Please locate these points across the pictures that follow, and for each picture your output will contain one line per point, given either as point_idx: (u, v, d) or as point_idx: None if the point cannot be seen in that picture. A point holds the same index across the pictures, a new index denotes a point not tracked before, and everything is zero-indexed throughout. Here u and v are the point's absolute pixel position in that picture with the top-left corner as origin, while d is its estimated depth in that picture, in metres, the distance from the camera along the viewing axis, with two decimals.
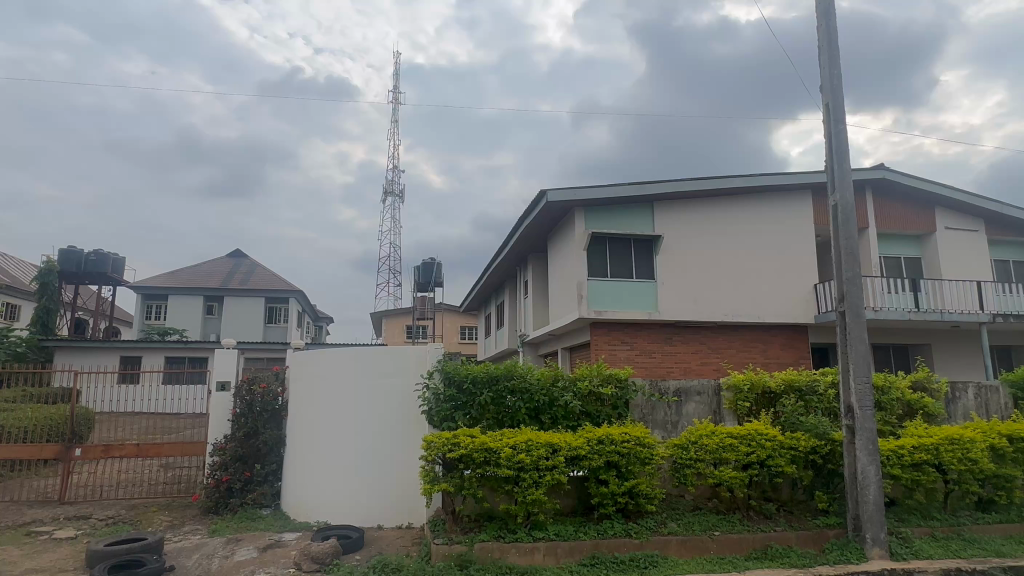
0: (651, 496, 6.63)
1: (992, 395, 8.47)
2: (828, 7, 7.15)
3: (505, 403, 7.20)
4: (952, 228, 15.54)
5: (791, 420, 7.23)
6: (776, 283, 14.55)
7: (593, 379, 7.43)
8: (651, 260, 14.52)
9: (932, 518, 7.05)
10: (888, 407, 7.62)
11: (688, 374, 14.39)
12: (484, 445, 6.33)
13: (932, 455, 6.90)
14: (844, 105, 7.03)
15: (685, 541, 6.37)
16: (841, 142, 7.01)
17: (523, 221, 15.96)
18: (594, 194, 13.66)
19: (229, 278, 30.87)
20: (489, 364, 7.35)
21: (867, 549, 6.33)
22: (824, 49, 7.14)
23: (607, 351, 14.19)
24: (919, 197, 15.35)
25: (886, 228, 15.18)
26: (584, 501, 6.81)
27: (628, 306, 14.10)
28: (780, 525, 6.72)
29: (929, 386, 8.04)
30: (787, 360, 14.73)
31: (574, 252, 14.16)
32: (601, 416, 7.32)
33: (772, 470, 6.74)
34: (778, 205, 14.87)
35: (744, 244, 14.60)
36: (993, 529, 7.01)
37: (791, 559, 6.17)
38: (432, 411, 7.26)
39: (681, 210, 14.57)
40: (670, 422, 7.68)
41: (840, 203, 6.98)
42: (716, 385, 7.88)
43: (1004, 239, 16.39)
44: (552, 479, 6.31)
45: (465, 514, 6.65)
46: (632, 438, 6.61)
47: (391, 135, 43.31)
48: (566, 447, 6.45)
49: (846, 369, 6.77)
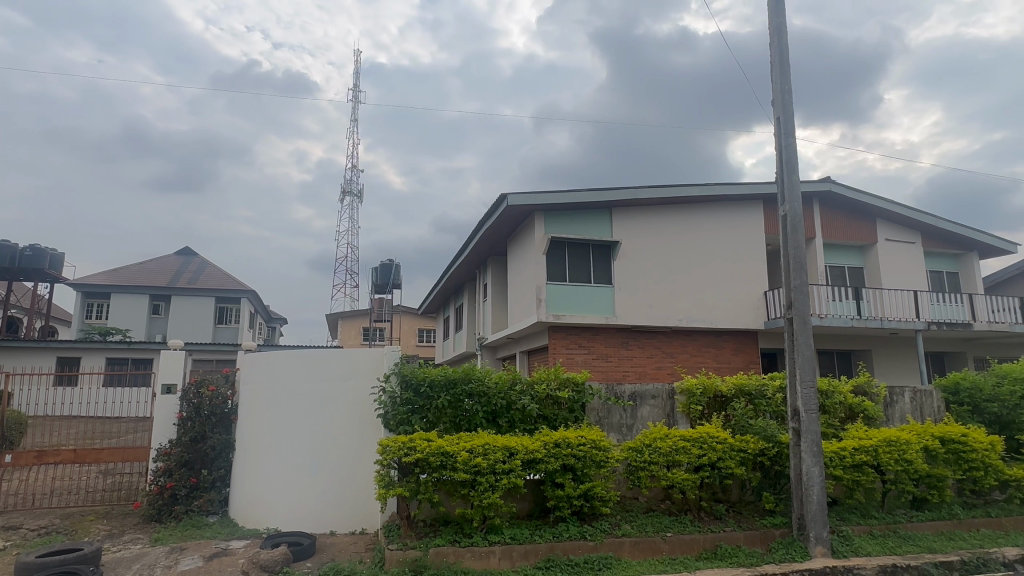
0: (605, 499, 6.71)
1: (925, 399, 8.94)
2: (780, 25, 7.42)
3: (462, 407, 7.19)
4: (892, 239, 16.32)
5: (741, 423, 7.46)
6: (728, 289, 14.95)
7: (551, 383, 7.47)
8: (609, 265, 14.74)
9: (871, 516, 7.37)
10: (831, 411, 7.94)
11: (644, 378, 14.62)
12: (440, 449, 6.29)
13: (871, 457, 7.23)
14: (793, 120, 7.31)
15: (639, 543, 6.46)
16: (791, 155, 7.27)
17: (483, 224, 15.97)
18: (554, 199, 13.79)
19: (178, 277, 29.75)
20: (446, 367, 7.31)
21: (811, 547, 6.56)
22: (776, 64, 7.40)
23: (564, 355, 14.33)
24: (861, 209, 16.08)
25: (832, 238, 15.83)
26: (540, 504, 6.86)
27: (587, 311, 14.26)
28: (730, 525, 6.92)
29: (869, 390, 8.40)
30: (738, 364, 15.15)
31: (534, 257, 14.28)
32: (558, 419, 7.37)
33: (722, 472, 6.93)
34: (731, 214, 15.31)
35: (699, 251, 14.96)
36: (926, 526, 7.38)
37: (739, 559, 6.34)
38: (388, 414, 7.16)
39: (638, 217, 14.85)
40: (625, 425, 7.80)
41: (789, 213, 7.23)
42: (670, 389, 8.03)
43: (939, 251, 17.32)
44: (508, 482, 6.32)
45: (420, 519, 6.61)
46: (587, 441, 6.68)
47: (350, 134, 42.72)
48: (522, 451, 6.47)
49: (793, 373, 7.01)
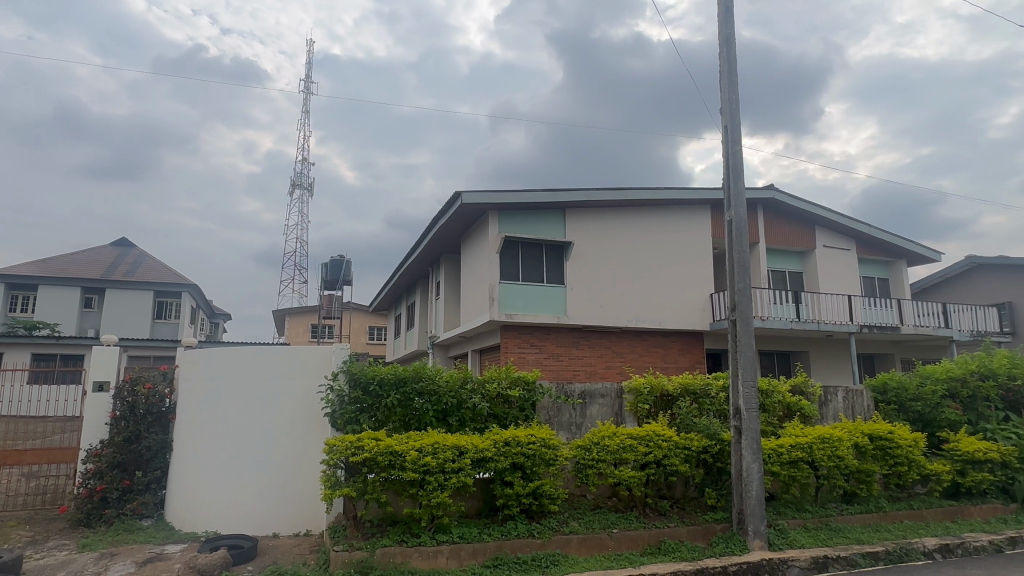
0: (554, 496, 6.78)
1: (857, 398, 9.41)
2: (730, 36, 7.66)
3: (412, 406, 7.12)
4: (829, 246, 17.11)
5: (686, 421, 7.67)
6: (676, 291, 15.34)
7: (502, 382, 7.49)
8: (561, 265, 14.89)
9: (805, 510, 7.71)
10: (770, 409, 8.27)
11: (594, 377, 14.83)
12: (389, 449, 6.21)
13: (806, 453, 7.57)
14: (740, 128, 7.57)
15: (586, 540, 6.56)
16: (737, 163, 7.53)
17: (437, 222, 15.87)
18: (509, 198, 13.84)
19: (113, 269, 28.27)
20: (397, 365, 7.23)
21: (749, 540, 6.81)
22: (725, 74, 7.64)
23: (516, 354, 14.39)
24: (802, 216, 16.79)
25: (774, 243, 16.47)
26: (489, 503, 6.87)
27: (539, 310, 14.38)
28: (673, 520, 7.11)
29: (806, 390, 8.78)
30: (684, 364, 15.55)
31: (487, 255, 14.30)
32: (509, 418, 7.40)
33: (667, 469, 7.11)
34: (680, 218, 15.71)
35: (649, 253, 15.29)
36: (855, 519, 7.77)
37: (682, 553, 6.52)
38: (336, 413, 7.01)
39: (591, 218, 15.05)
40: (575, 423, 7.89)
41: (735, 219, 7.47)
42: (619, 388, 8.16)
43: (871, 258, 18.28)
44: (458, 481, 6.30)
45: (367, 519, 6.51)
46: (537, 440, 6.73)
47: (301, 125, 41.63)
48: (472, 450, 6.46)
49: (736, 373, 7.26)
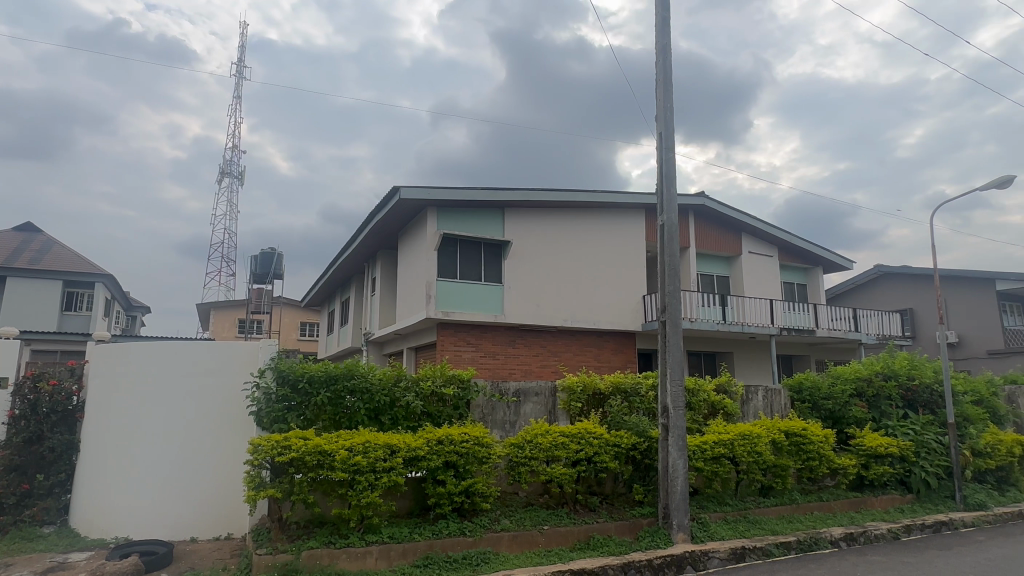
0: (486, 495, 6.79)
1: (775, 396, 9.93)
2: (665, 46, 7.91)
3: (343, 404, 6.95)
4: (754, 252, 17.98)
5: (616, 419, 7.87)
6: (610, 292, 15.68)
7: (436, 380, 7.43)
8: (499, 264, 14.95)
9: (725, 503, 8.07)
10: (696, 407, 8.60)
11: (529, 376, 14.95)
12: (318, 448, 6.03)
13: (727, 449, 7.92)
14: (673, 135, 7.82)
15: (517, 537, 6.61)
16: (670, 169, 7.78)
17: (374, 216, 15.59)
18: (448, 195, 13.78)
19: (15, 256, 26.08)
20: (328, 362, 7.04)
21: (673, 534, 7.07)
22: (660, 82, 7.88)
23: (452, 352, 14.33)
24: (730, 223, 17.57)
25: (703, 248, 17.15)
26: (420, 502, 6.80)
27: (476, 309, 14.39)
28: (602, 516, 7.28)
29: (729, 389, 9.19)
30: (617, 363, 15.90)
31: (425, 252, 14.19)
32: (442, 417, 7.35)
33: (597, 466, 7.27)
34: (616, 221, 16.08)
35: (585, 255, 15.57)
36: (770, 511, 8.21)
37: (609, 548, 6.68)
38: (262, 411, 6.75)
39: (529, 218, 15.18)
40: (508, 422, 7.93)
41: (667, 224, 7.71)
42: (553, 386, 8.27)
43: (791, 265, 19.34)
44: (389, 481, 6.20)
45: (293, 520, 6.30)
46: (470, 438, 6.72)
47: (231, 111, 39.80)
48: (405, 448, 6.38)
49: (664, 373, 7.50)
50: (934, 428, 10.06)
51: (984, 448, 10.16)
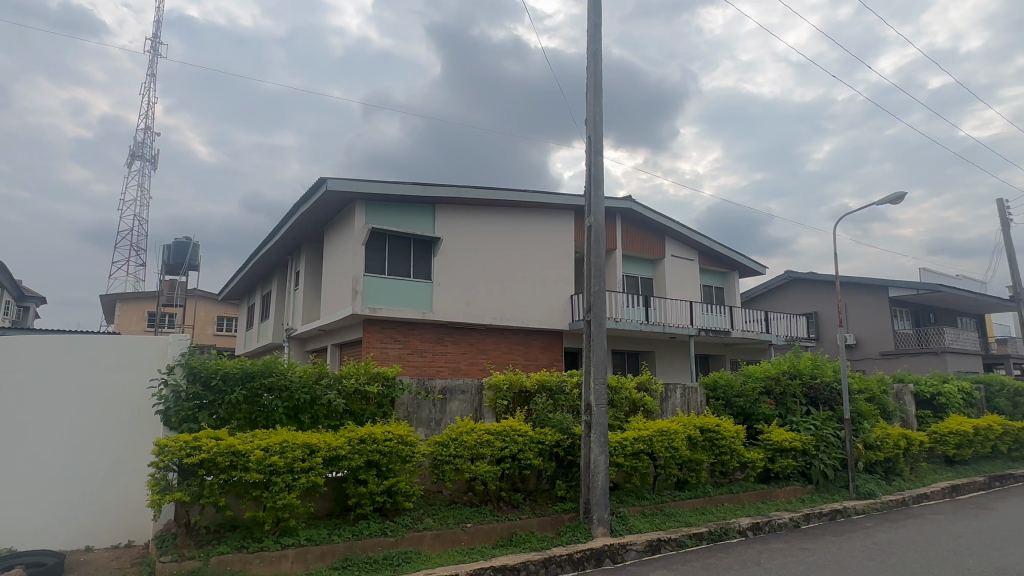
0: (409, 494, 6.70)
1: (692, 394, 10.37)
2: (597, 52, 8.09)
3: (260, 402, 6.67)
4: (676, 256, 18.72)
5: (541, 416, 7.98)
6: (539, 291, 15.86)
7: (360, 377, 7.26)
8: (429, 261, 14.83)
9: (643, 497, 8.37)
10: (618, 405, 8.86)
11: (456, 374, 14.89)
12: (231, 448, 5.75)
13: (646, 445, 8.21)
14: (602, 139, 8.01)
15: (440, 535, 6.56)
16: (598, 172, 7.96)
17: (299, 208, 15.06)
18: (377, 188, 13.52)
19: None
20: (244, 359, 6.73)
21: (593, 528, 7.24)
22: (591, 87, 8.05)
23: (378, 349, 14.06)
24: (654, 227, 18.21)
25: (629, 251, 17.69)
26: (341, 502, 6.63)
27: (404, 305, 14.21)
28: (525, 512, 7.37)
29: (649, 387, 9.51)
30: (544, 362, 16.09)
31: (352, 246, 13.86)
32: (366, 415, 7.19)
33: (521, 463, 7.35)
34: (547, 221, 16.28)
35: (516, 253, 15.67)
36: (685, 504, 8.58)
37: (531, 544, 6.76)
38: (169, 410, 6.33)
39: (460, 216, 15.13)
40: (434, 420, 7.87)
41: (594, 225, 7.89)
42: (479, 384, 8.28)
43: (710, 268, 20.28)
44: (307, 481, 6.00)
45: (202, 525, 5.97)
46: (394, 437, 6.61)
47: (145, 90, 37.26)
48: (325, 448, 6.19)
49: (588, 371, 7.68)
50: (833, 423, 10.84)
51: (875, 441, 11.05)
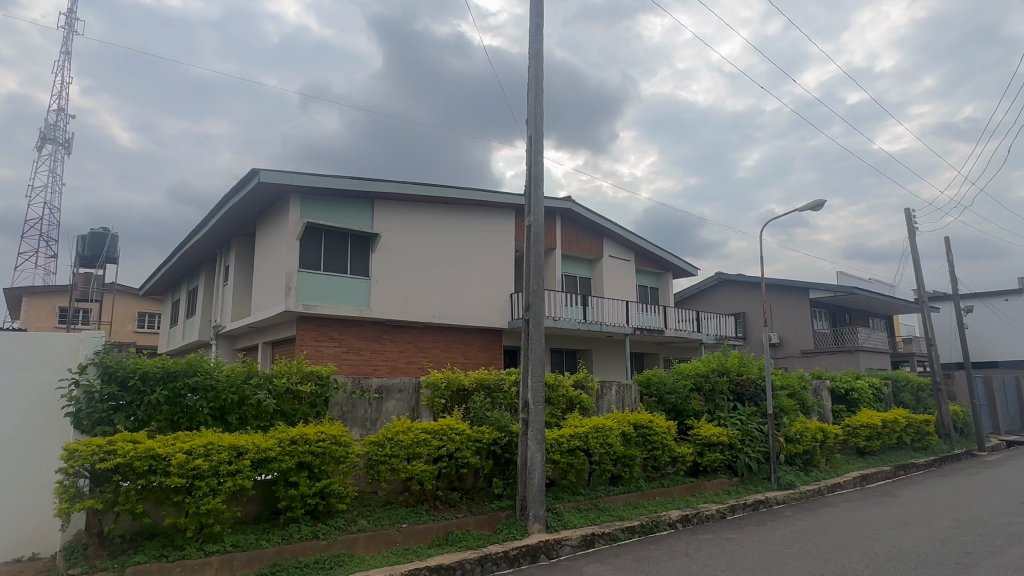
0: (343, 495, 6.55)
1: (627, 391, 10.63)
2: (538, 52, 8.15)
3: (183, 403, 6.34)
4: (613, 256, 19.15)
5: (479, 415, 7.97)
6: (479, 289, 15.82)
7: (291, 376, 7.03)
8: (366, 257, 14.55)
9: (579, 493, 8.52)
10: (555, 402, 8.97)
11: (394, 372, 14.66)
12: (150, 452, 5.44)
13: (582, 442, 8.36)
14: (542, 139, 8.08)
15: (374, 536, 6.45)
16: (538, 172, 8.03)
17: (229, 199, 14.43)
18: (313, 181, 13.14)
19: None
20: (166, 358, 6.38)
21: (529, 524, 7.31)
22: (532, 87, 8.11)
23: (312, 347, 13.69)
24: (592, 227, 18.55)
25: (568, 250, 17.94)
26: (270, 506, 6.41)
27: (340, 303, 13.91)
28: (462, 511, 7.35)
29: (586, 384, 9.68)
30: (483, 360, 16.05)
31: (286, 241, 13.43)
32: (297, 415, 6.97)
33: (459, 461, 7.32)
34: (488, 219, 16.25)
35: (456, 251, 15.59)
36: (618, 498, 8.79)
37: (467, 542, 6.74)
38: (81, 413, 5.90)
39: (399, 212, 14.92)
40: (369, 420, 7.72)
41: (533, 225, 7.95)
42: (417, 383, 8.17)
43: (645, 269, 20.86)
44: (234, 484, 5.75)
45: (117, 534, 5.60)
46: (327, 437, 6.44)
47: (59, 69, 34.69)
48: (253, 450, 5.95)
49: (526, 369, 7.74)
50: (757, 418, 11.38)
51: (795, 435, 11.69)
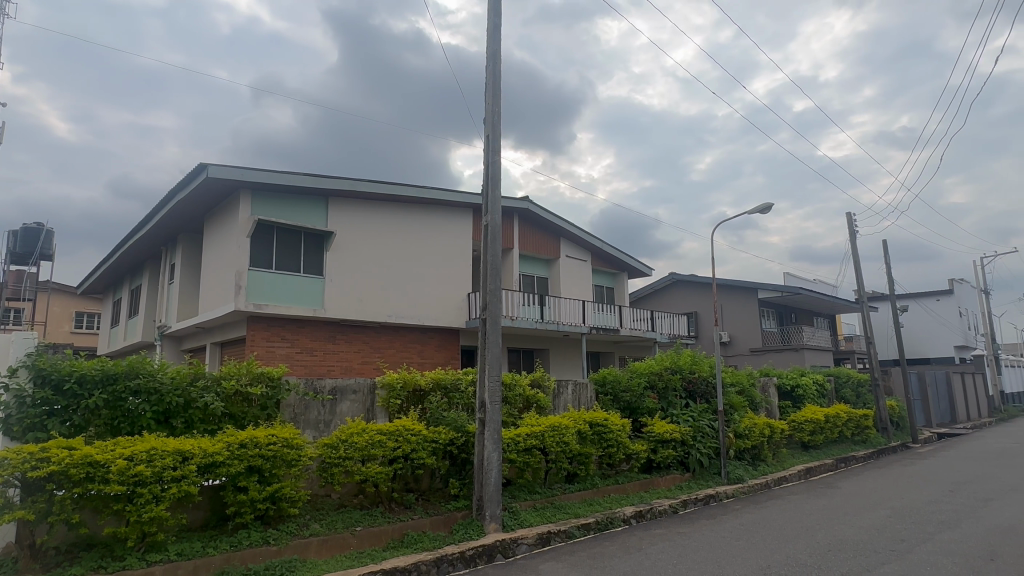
0: (295, 499, 6.39)
1: (583, 390, 10.74)
2: (496, 52, 8.15)
3: (124, 407, 6.07)
4: (570, 256, 19.33)
5: (435, 415, 7.92)
6: (437, 289, 15.69)
7: (241, 378, 6.82)
8: (320, 255, 14.26)
9: (535, 492, 8.57)
10: (511, 401, 9.00)
11: (349, 373, 14.40)
12: (88, 459, 5.18)
13: (538, 441, 8.41)
14: (500, 139, 8.08)
15: (327, 541, 6.32)
16: (496, 171, 8.03)
17: (175, 194, 13.91)
18: (264, 177, 12.80)
19: None
20: (105, 360, 6.09)
21: (486, 524, 7.30)
22: (489, 87, 8.10)
23: (263, 348, 13.33)
24: (550, 228, 18.68)
25: (525, 250, 18.02)
26: (218, 512, 6.20)
27: (292, 302, 13.59)
28: (418, 513, 7.29)
29: (542, 383, 9.74)
30: (440, 360, 15.91)
31: (236, 238, 13.05)
32: (247, 418, 6.77)
33: (414, 463, 7.25)
34: (445, 218, 16.13)
35: (413, 250, 15.44)
36: (574, 496, 8.88)
37: (423, 544, 6.69)
38: (10, 418, 5.56)
39: (354, 210, 14.67)
40: (322, 421, 7.56)
41: (490, 225, 7.95)
42: (372, 384, 8.05)
43: (602, 269, 21.13)
44: (178, 491, 5.54)
45: (50, 546, 5.27)
46: (279, 440, 6.28)
47: None
48: (199, 455, 5.75)
49: (483, 369, 7.73)
50: (708, 415, 11.69)
51: (744, 430, 12.07)
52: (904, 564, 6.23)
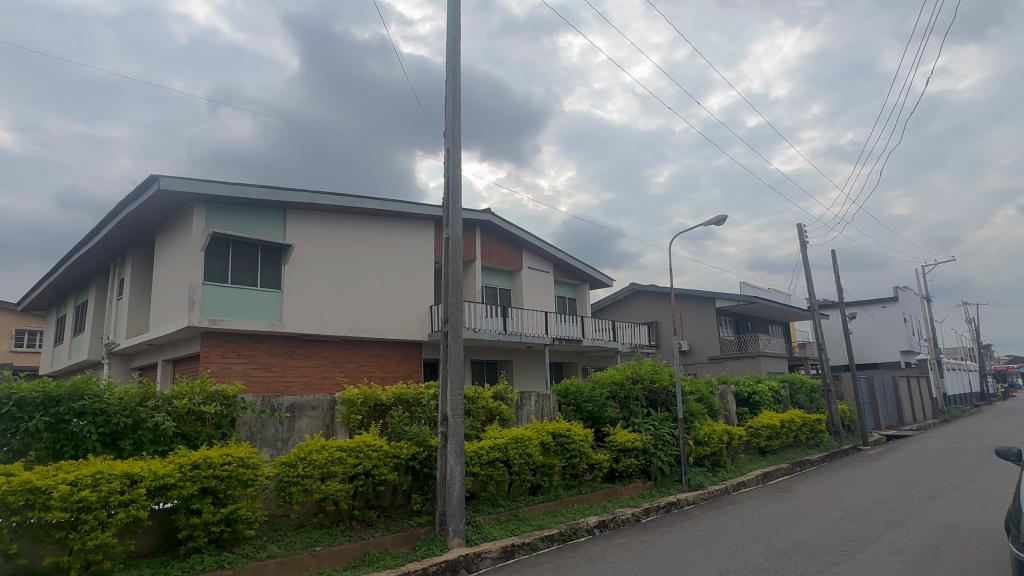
0: (251, 520, 6.22)
1: (546, 401, 10.77)
2: (455, 66, 8.21)
3: (68, 429, 5.81)
4: (532, 268, 19.45)
5: (397, 430, 7.80)
6: (398, 302, 15.47)
7: (194, 397, 6.60)
8: (278, 269, 13.99)
9: (498, 505, 8.54)
10: (474, 414, 8.97)
11: (308, 389, 14.07)
12: (27, 485, 4.94)
13: (501, 454, 8.38)
14: (459, 151, 8.11)
15: (284, 562, 6.11)
16: (456, 183, 8.04)
17: (125, 208, 13.49)
18: (219, 190, 12.52)
19: None
20: (47, 380, 5.83)
21: (449, 539, 7.23)
22: (449, 100, 8.14)
23: (218, 365, 12.95)
24: (511, 240, 18.79)
25: (487, 261, 18.09)
26: (169, 536, 6.00)
27: (248, 317, 13.27)
28: (379, 529, 7.20)
29: (505, 396, 9.74)
30: (402, 373, 15.62)
31: (190, 251, 12.73)
32: (201, 437, 6.55)
33: (376, 479, 7.12)
34: (407, 231, 15.97)
35: (374, 263, 15.26)
36: (539, 508, 8.89)
37: (385, 561, 6.55)
38: None
39: (312, 222, 14.46)
40: (280, 439, 7.38)
41: (451, 236, 7.93)
42: (331, 399, 7.91)
43: (563, 280, 21.31)
44: (126, 516, 5.30)
45: None
46: (234, 459, 6.12)
47: None
48: (149, 478, 5.54)
49: (445, 382, 7.66)
50: (669, 423, 11.91)
51: (703, 437, 12.31)
52: (855, 564, 6.44)
